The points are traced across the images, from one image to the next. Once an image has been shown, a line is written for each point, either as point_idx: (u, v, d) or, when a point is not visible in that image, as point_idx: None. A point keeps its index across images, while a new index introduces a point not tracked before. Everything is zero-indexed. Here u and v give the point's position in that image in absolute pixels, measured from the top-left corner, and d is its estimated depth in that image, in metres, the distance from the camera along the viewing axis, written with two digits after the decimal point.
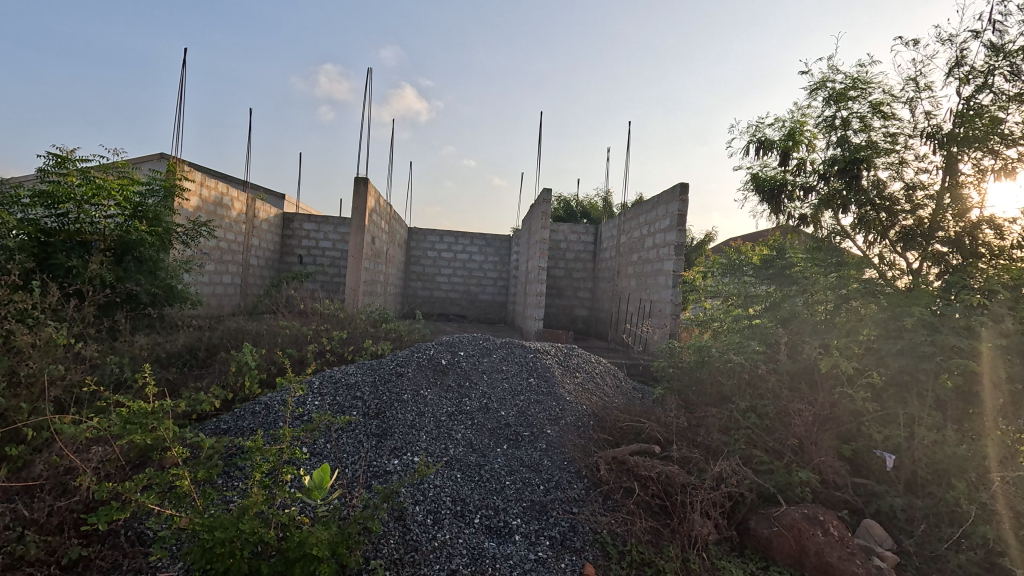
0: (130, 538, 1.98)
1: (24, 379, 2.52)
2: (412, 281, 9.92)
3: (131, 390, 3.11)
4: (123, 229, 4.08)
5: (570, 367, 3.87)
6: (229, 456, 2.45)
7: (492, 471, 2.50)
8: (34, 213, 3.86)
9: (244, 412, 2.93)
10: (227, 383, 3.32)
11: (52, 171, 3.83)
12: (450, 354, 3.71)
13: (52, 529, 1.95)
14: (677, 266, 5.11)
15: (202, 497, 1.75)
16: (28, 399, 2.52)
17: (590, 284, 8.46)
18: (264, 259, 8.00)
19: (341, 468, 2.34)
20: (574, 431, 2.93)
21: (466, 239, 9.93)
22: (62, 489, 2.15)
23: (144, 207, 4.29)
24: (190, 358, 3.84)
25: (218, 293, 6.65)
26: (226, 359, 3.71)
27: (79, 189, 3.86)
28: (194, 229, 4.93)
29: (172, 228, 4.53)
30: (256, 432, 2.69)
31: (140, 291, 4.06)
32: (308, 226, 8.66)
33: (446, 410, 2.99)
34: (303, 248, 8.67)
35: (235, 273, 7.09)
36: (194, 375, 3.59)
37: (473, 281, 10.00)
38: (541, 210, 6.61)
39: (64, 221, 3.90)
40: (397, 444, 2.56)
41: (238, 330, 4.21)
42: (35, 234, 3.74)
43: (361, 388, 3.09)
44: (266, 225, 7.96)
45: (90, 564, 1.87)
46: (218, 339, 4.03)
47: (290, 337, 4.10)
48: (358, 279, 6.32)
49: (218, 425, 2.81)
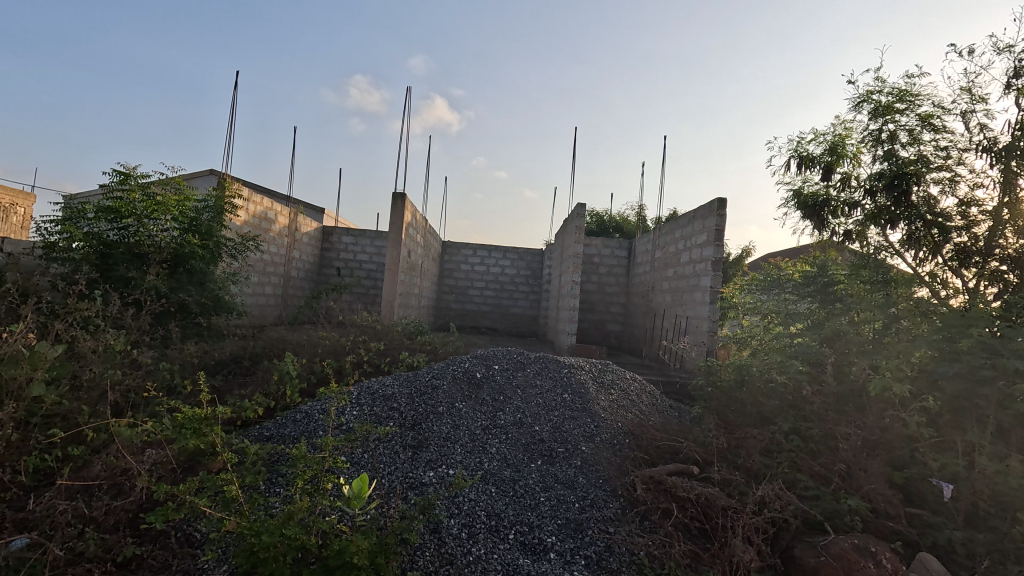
0: (180, 539, 2.06)
1: (85, 384, 2.73)
2: (445, 294, 10.04)
3: (182, 396, 3.26)
4: (178, 243, 4.30)
5: (605, 384, 3.80)
6: (273, 463, 2.52)
7: (527, 486, 2.49)
8: (99, 227, 4.13)
9: (286, 419, 3.02)
10: (270, 391, 3.43)
11: (116, 188, 4.12)
12: (484, 367, 3.74)
13: (109, 527, 2.07)
14: (715, 282, 5.00)
15: (248, 503, 1.83)
16: (88, 401, 2.70)
17: (623, 298, 8.38)
18: (304, 271, 8.26)
19: (378, 478, 2.37)
20: (609, 449, 2.89)
21: (498, 252, 10.01)
22: (119, 490, 2.28)
23: (198, 222, 4.53)
24: (235, 366, 3.97)
25: (261, 304, 6.89)
26: (268, 367, 3.84)
27: (140, 205, 4.13)
28: (241, 244, 5.17)
29: (222, 242, 4.76)
30: (298, 440, 2.76)
31: (191, 301, 4.27)
32: (347, 239, 8.91)
33: (480, 423, 3.01)
34: (341, 261, 8.92)
35: (277, 284, 7.33)
36: (237, 383, 3.72)
37: (504, 294, 10.05)
38: (574, 225, 6.62)
39: (125, 234, 4.14)
40: (433, 457, 2.59)
41: (279, 340, 4.33)
42: (97, 246, 4.01)
43: (397, 400, 3.14)
44: (307, 239, 8.24)
45: (142, 563, 1.97)
46: (261, 348, 4.17)
47: (328, 347, 4.20)
48: (394, 291, 6.44)
49: (262, 432, 2.91)
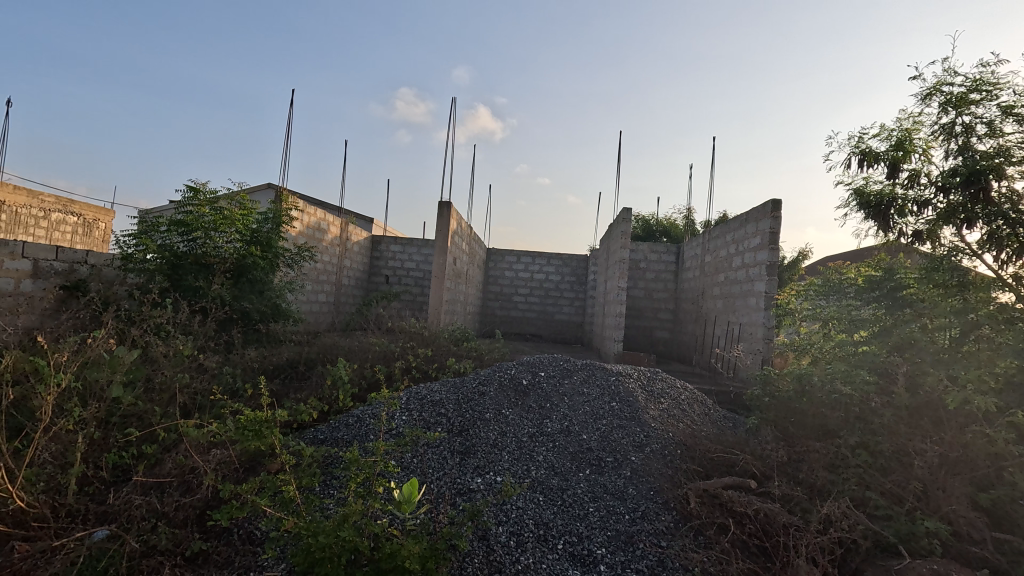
0: (243, 536, 2.16)
1: (158, 387, 2.94)
2: (490, 300, 10.12)
3: (244, 398, 3.43)
4: (241, 254, 4.55)
5: (655, 393, 3.70)
6: (327, 466, 2.60)
7: (575, 496, 2.45)
8: (172, 239, 4.43)
9: (339, 423, 3.12)
10: (324, 396, 3.56)
11: (188, 203, 4.43)
12: (531, 374, 3.72)
13: (178, 522, 2.20)
14: (770, 287, 4.79)
15: (304, 503, 1.90)
16: (160, 403, 2.90)
17: (671, 305, 8.17)
18: (355, 280, 8.54)
19: (427, 483, 2.40)
20: (660, 460, 2.81)
21: (542, 259, 10.00)
22: (187, 487, 2.43)
23: (259, 234, 4.78)
24: (292, 371, 4.15)
25: (314, 311, 7.18)
26: (322, 373, 3.98)
27: (208, 219, 4.40)
28: (297, 254, 5.42)
29: (280, 253, 5.01)
30: (351, 444, 2.84)
31: (252, 309, 4.50)
32: (395, 247, 9.15)
33: (527, 430, 2.99)
34: (390, 269, 9.16)
35: (330, 292, 7.62)
36: (294, 387, 3.87)
37: (549, 301, 10.02)
38: (620, 230, 6.52)
39: (194, 245, 4.42)
40: (481, 463, 2.60)
41: (332, 346, 4.49)
42: (169, 257, 4.31)
43: (445, 406, 3.18)
44: (357, 248, 8.53)
45: (208, 558, 2.08)
46: (315, 353, 4.33)
47: (378, 352, 4.31)
48: (441, 298, 6.55)
49: (316, 435, 3.01)
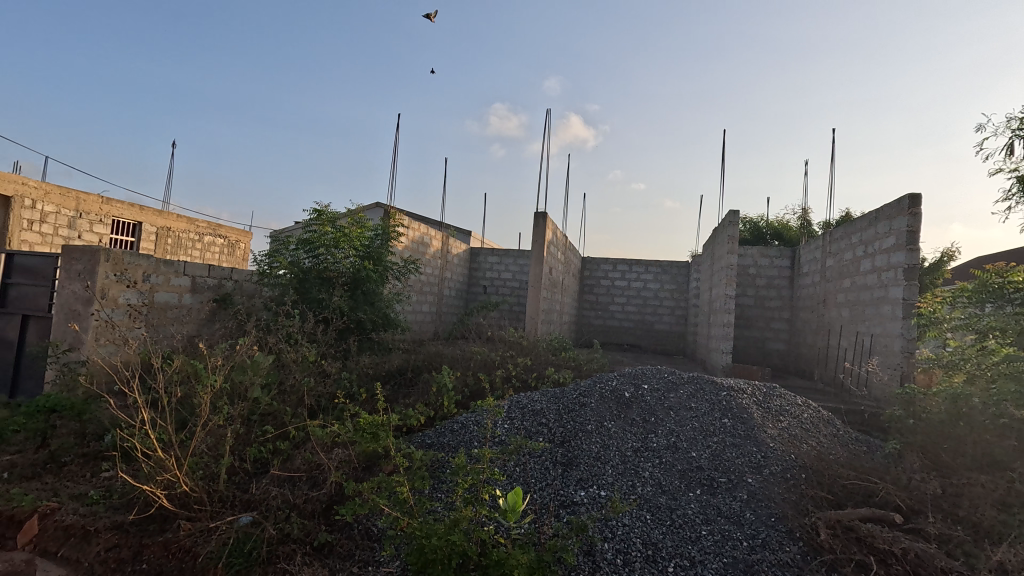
0: (361, 532, 2.32)
1: (289, 389, 3.29)
2: (586, 310, 10.00)
3: (360, 402, 3.71)
4: (356, 268, 4.97)
5: (773, 411, 3.40)
6: (436, 470, 2.71)
7: (686, 517, 2.32)
8: (299, 256, 4.96)
9: (445, 429, 3.25)
10: (431, 402, 3.73)
11: (313, 223, 4.94)
12: (633, 387, 3.60)
13: (307, 514, 2.42)
14: (909, 293, 4.22)
15: (417, 505, 2.01)
16: (291, 403, 3.25)
17: (786, 313, 7.50)
18: (455, 290, 8.90)
19: (531, 493, 2.41)
20: (781, 484, 2.56)
21: (640, 267, 9.70)
22: (314, 482, 2.66)
23: (372, 249, 5.19)
24: (401, 377, 4.40)
25: (419, 321, 7.60)
26: (428, 379, 4.18)
27: (329, 237, 4.88)
28: (405, 268, 5.78)
29: (390, 266, 5.39)
30: (457, 450, 2.94)
31: (366, 318, 4.87)
32: (492, 259, 9.41)
33: (631, 445, 2.89)
34: (488, 280, 9.42)
35: (432, 302, 8.01)
36: (403, 393, 4.11)
37: (648, 310, 9.69)
38: (725, 235, 6.14)
39: (317, 261, 4.91)
40: (584, 476, 2.55)
41: (437, 354, 4.70)
42: (298, 272, 4.82)
43: (547, 416, 3.18)
44: (457, 260, 8.89)
45: (332, 549, 2.26)
46: (422, 361, 4.56)
47: (479, 361, 4.43)
48: (538, 308, 6.60)
49: (425, 439, 3.16)
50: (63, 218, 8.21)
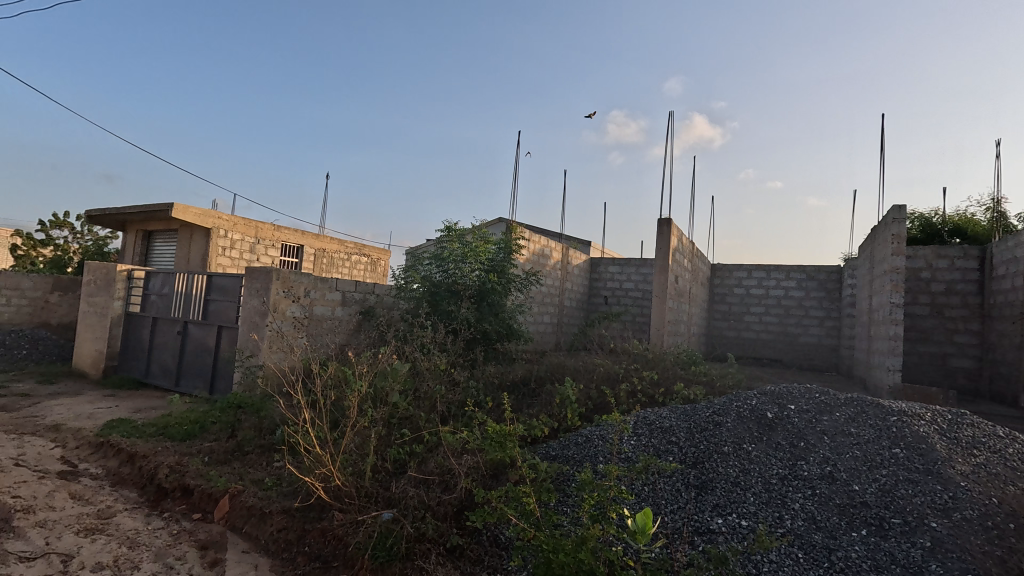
0: (489, 539, 2.43)
1: (422, 395, 3.56)
2: (717, 321, 9.31)
3: (487, 410, 3.85)
4: (482, 280, 5.24)
5: (962, 442, 2.83)
6: (560, 483, 2.70)
7: (849, 560, 2.01)
8: (431, 270, 5.38)
9: (569, 442, 3.22)
10: (554, 413, 3.74)
11: (443, 240, 5.36)
12: (778, 407, 3.25)
13: (440, 516, 2.57)
14: None
15: (542, 518, 2.05)
16: (424, 408, 3.50)
17: (975, 325, 6.24)
18: (576, 301, 8.88)
19: (661, 516, 2.28)
20: (980, 534, 2.11)
21: (780, 273, 8.80)
22: (445, 486, 2.80)
23: (496, 263, 5.48)
24: (525, 387, 4.45)
25: (541, 331, 7.71)
26: (551, 391, 4.20)
27: (457, 251, 5.24)
28: (526, 279, 5.93)
29: (513, 279, 5.60)
30: (581, 463, 2.90)
31: (491, 329, 5.06)
32: (613, 268, 9.23)
33: (776, 471, 2.60)
34: (609, 290, 9.25)
35: (553, 313, 8.08)
36: (527, 403, 4.17)
37: (790, 320, 8.75)
38: (888, 233, 5.32)
39: (446, 275, 5.28)
40: (721, 502, 2.35)
41: (560, 366, 4.70)
42: (429, 285, 5.22)
43: (677, 434, 3.00)
44: (577, 271, 8.87)
45: (463, 553, 2.40)
46: (545, 372, 4.60)
47: (603, 373, 4.35)
48: (663, 319, 6.30)
49: (549, 451, 3.17)
50: (247, 244, 9.81)
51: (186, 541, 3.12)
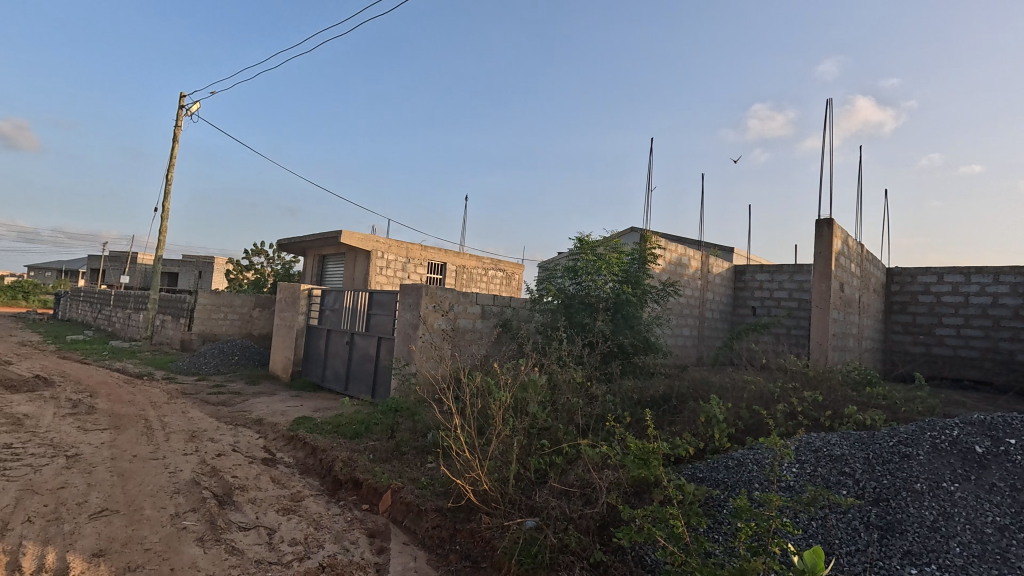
0: (635, 559, 2.39)
1: (561, 408, 3.63)
2: (898, 334, 7.96)
3: (630, 428, 3.74)
4: (617, 292, 5.30)
5: None
6: (710, 508, 2.56)
7: None
8: (565, 283, 5.58)
9: (718, 464, 3.02)
10: (699, 433, 3.53)
11: (577, 253, 5.58)
12: (991, 441, 2.68)
13: (583, 529, 2.63)
14: None
15: (692, 544, 1.99)
16: (563, 420, 3.56)
17: None
18: (718, 312, 8.29)
19: (836, 559, 2.02)
20: None
21: (985, 276, 7.25)
22: (586, 499, 2.82)
23: (630, 274, 5.52)
24: (666, 404, 4.24)
25: (680, 345, 7.34)
26: (695, 409, 3.97)
27: (591, 263, 5.41)
28: (663, 291, 5.81)
29: (648, 290, 5.57)
30: (734, 489, 2.70)
31: (628, 342, 5.00)
32: (761, 276, 8.45)
33: (991, 520, 2.15)
34: (757, 299, 8.47)
35: (693, 326, 7.64)
36: (668, 420, 3.99)
37: (1002, 335, 7.11)
38: None
39: (580, 286, 5.42)
40: (915, 550, 2.01)
41: (703, 382, 4.44)
42: (564, 297, 5.37)
43: (851, 464, 2.63)
44: (719, 280, 8.29)
45: (608, 570, 2.41)
46: (687, 389, 4.36)
47: (755, 392, 3.99)
48: (826, 333, 5.59)
49: (695, 472, 3.00)
50: (399, 263, 10.93)
51: (358, 528, 3.54)
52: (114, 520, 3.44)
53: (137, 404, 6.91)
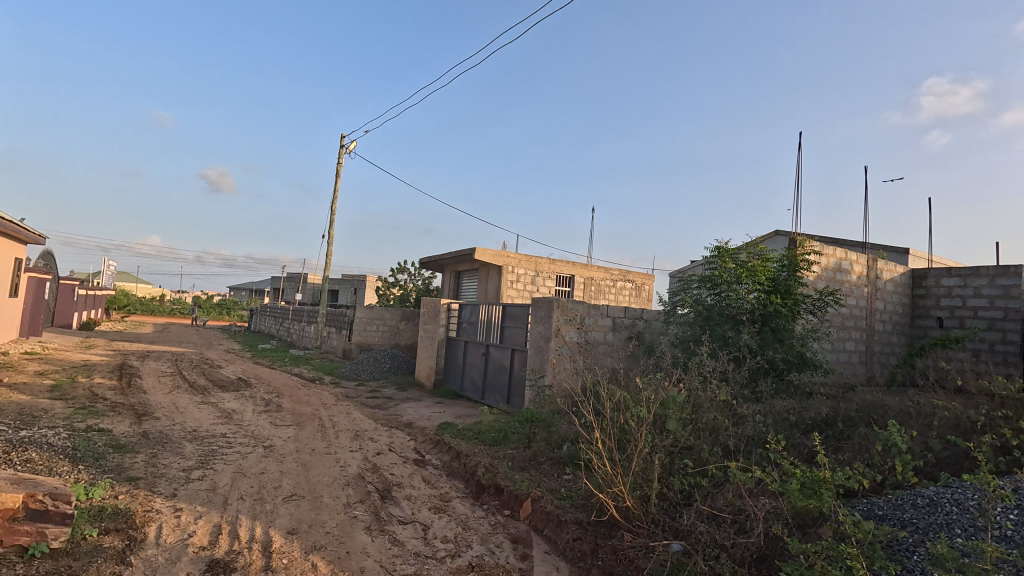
0: None
1: (705, 426, 3.44)
2: None
3: (799, 452, 3.44)
4: (763, 303, 4.96)
5: None
6: (895, 552, 2.24)
7: None
8: (703, 293, 5.31)
9: (903, 502, 2.62)
10: (874, 463, 3.10)
11: (715, 261, 5.27)
12: None
13: (737, 559, 2.56)
14: None
15: None
16: (708, 440, 3.38)
17: None
18: (891, 324, 7.17)
19: None
20: None
21: None
22: (740, 526, 2.74)
23: (778, 282, 5.10)
24: (830, 429, 3.79)
25: (843, 361, 6.53)
26: (867, 435, 3.50)
27: (732, 272, 5.05)
28: (820, 301, 5.31)
29: (801, 299, 5.12)
30: (928, 532, 2.32)
31: (779, 357, 4.65)
32: (949, 281, 7.13)
33: None
34: (944, 308, 7.15)
35: (859, 339, 6.72)
36: (833, 447, 3.55)
37: None
38: None
39: (720, 297, 5.13)
40: None
41: (876, 405, 3.90)
42: (702, 309, 5.11)
43: None
44: (891, 286, 7.18)
45: None
46: (855, 412, 3.85)
47: (948, 420, 3.39)
48: None
49: (872, 509, 2.64)
50: (529, 277, 11.27)
51: (501, 532, 3.71)
52: (301, 503, 4.05)
53: (312, 405, 8.02)
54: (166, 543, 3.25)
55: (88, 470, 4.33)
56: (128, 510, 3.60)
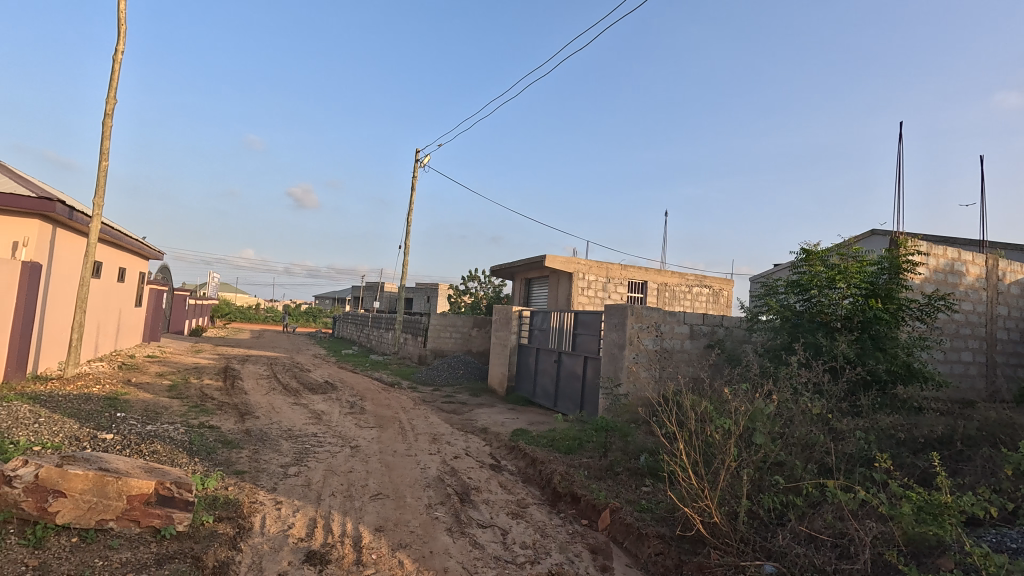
0: None
1: (797, 442, 3.20)
2: None
3: (907, 473, 3.15)
4: (861, 308, 4.58)
5: None
6: None
7: None
8: (791, 299, 5.00)
9: None
10: (1002, 489, 2.77)
11: (802, 264, 4.93)
12: None
13: None
14: None
15: None
16: (801, 456, 3.17)
17: None
18: (1017, 332, 6.34)
19: None
20: None
21: None
22: (841, 551, 2.58)
23: (877, 285, 4.67)
24: (945, 448, 3.44)
25: (959, 373, 5.87)
26: (992, 457, 3.13)
27: (823, 275, 4.71)
28: (929, 307, 4.79)
29: (905, 304, 4.68)
30: None
31: (881, 368, 4.26)
32: None
33: None
34: None
35: (978, 349, 6.01)
36: (950, 469, 3.22)
37: None
38: None
39: (810, 303, 4.80)
40: None
41: (1002, 423, 3.48)
42: (790, 315, 4.81)
43: None
44: (1017, 289, 6.36)
45: None
46: (977, 431, 3.46)
47: None
48: None
49: (1001, 539, 2.37)
50: (600, 283, 11.12)
51: (580, 541, 3.67)
52: (386, 502, 4.25)
53: (392, 408, 8.38)
54: (272, 532, 3.54)
55: (202, 462, 4.82)
56: (237, 501, 3.96)
